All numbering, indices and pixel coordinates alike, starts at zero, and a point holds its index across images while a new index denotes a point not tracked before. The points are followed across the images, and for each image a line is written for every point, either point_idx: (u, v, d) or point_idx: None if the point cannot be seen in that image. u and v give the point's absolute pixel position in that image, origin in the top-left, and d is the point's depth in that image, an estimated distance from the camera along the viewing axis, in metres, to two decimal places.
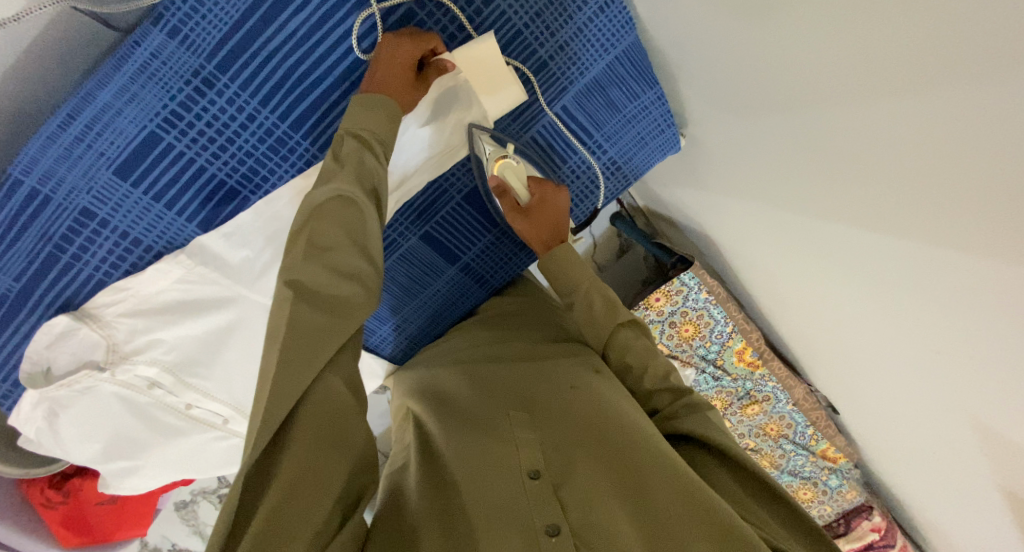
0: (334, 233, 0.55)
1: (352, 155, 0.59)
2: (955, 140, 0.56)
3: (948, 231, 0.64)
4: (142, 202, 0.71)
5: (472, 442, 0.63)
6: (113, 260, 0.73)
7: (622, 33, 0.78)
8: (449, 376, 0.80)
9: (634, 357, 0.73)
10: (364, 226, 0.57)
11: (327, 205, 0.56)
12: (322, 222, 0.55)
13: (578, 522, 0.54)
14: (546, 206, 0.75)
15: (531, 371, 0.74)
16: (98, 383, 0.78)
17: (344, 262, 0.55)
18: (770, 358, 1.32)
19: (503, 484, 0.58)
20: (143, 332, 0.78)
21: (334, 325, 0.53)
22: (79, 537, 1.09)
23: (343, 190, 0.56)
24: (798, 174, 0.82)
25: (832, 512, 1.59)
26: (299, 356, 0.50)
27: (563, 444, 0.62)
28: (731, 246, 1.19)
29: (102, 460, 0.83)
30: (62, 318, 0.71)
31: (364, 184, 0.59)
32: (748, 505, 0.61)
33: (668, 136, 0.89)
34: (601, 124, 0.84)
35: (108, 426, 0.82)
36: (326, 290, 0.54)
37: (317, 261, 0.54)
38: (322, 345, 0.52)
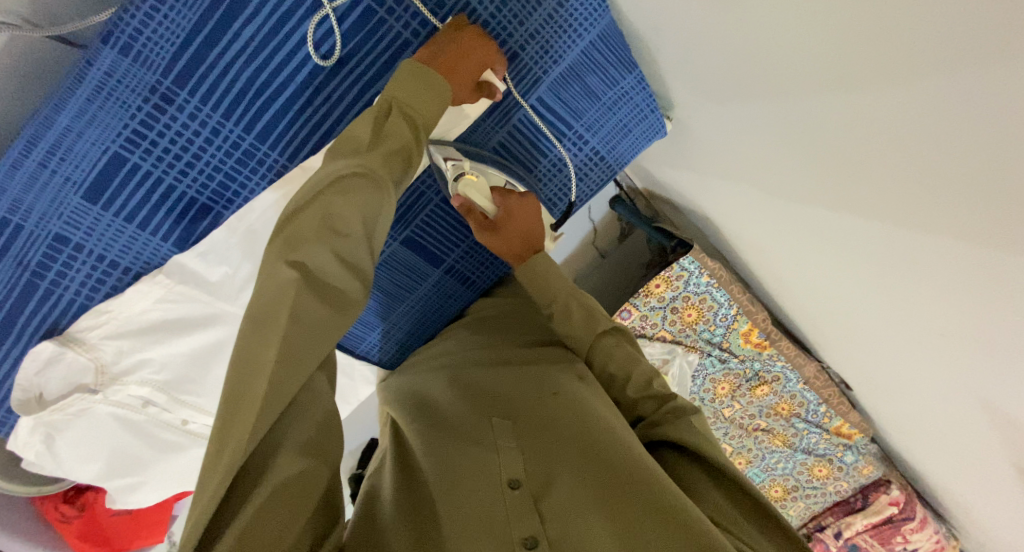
0: (350, 216, 0.53)
1: (395, 135, 0.58)
2: (953, 119, 0.52)
3: (948, 214, 0.60)
4: (114, 224, 0.70)
5: (451, 453, 0.62)
6: (92, 284, 0.73)
7: (596, 16, 0.73)
8: (433, 383, 0.79)
9: (617, 367, 0.72)
10: (381, 212, 0.55)
11: (351, 180, 0.54)
12: (341, 202, 0.53)
13: (558, 534, 0.53)
14: (514, 224, 0.73)
15: (515, 375, 0.73)
16: (92, 404, 0.78)
17: (352, 252, 0.53)
18: (777, 339, 1.28)
19: (481, 496, 0.56)
20: (130, 353, 0.78)
21: (335, 319, 0.52)
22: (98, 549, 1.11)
23: (375, 171, 0.55)
24: (792, 155, 0.77)
25: (849, 487, 1.56)
26: (301, 348, 0.48)
27: (545, 452, 0.61)
28: (731, 227, 1.15)
29: (105, 477, 0.84)
30: (47, 345, 0.72)
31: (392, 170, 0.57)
32: (728, 515, 0.59)
33: (651, 122, 0.85)
34: (580, 113, 0.80)
35: (106, 445, 0.83)
36: (328, 278, 0.52)
37: (328, 244, 0.52)
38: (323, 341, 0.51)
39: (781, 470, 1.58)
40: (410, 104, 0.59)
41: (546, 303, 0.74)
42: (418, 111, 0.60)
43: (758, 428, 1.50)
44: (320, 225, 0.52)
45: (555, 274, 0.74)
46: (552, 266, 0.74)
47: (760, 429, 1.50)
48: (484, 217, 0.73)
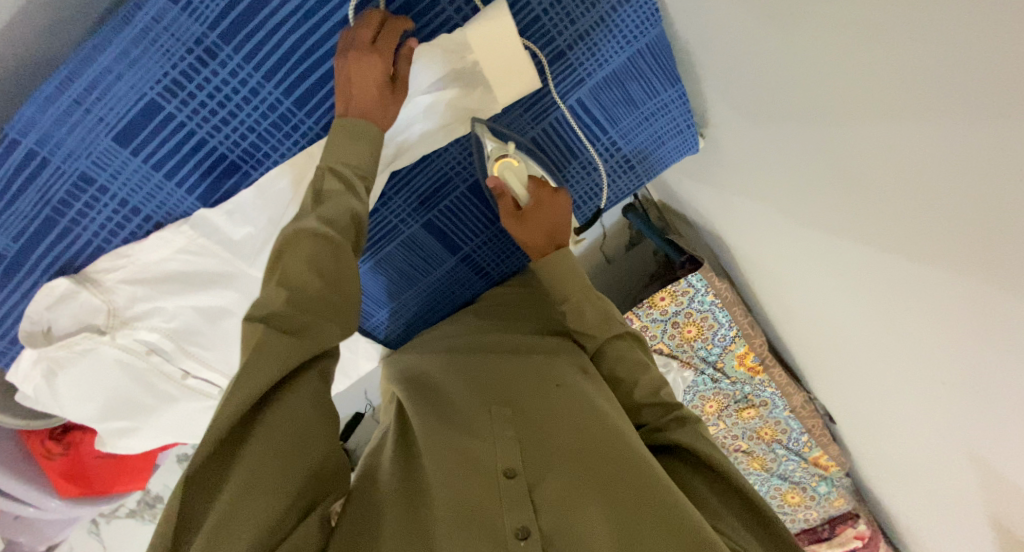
0: (306, 272, 0.53)
1: (336, 195, 0.59)
2: (988, 169, 0.54)
3: (974, 257, 0.62)
4: (141, 170, 0.70)
5: (452, 436, 0.63)
6: (112, 227, 0.73)
7: (646, 25, 0.73)
8: (438, 365, 0.80)
9: (625, 370, 0.73)
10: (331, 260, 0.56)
11: (299, 238, 0.54)
12: (294, 261, 0.53)
13: (550, 527, 0.54)
14: (541, 216, 0.72)
15: (517, 365, 0.74)
16: (98, 345, 0.80)
17: (314, 310, 0.54)
18: (771, 365, 1.31)
19: (478, 482, 0.57)
20: (143, 300, 0.79)
21: (305, 347, 0.52)
22: (76, 488, 1.11)
23: (319, 230, 0.55)
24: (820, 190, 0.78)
25: (817, 516, 1.60)
26: (268, 362, 0.49)
27: (542, 445, 0.61)
28: (742, 249, 1.17)
29: (100, 419, 0.86)
30: (62, 282, 0.72)
31: (337, 223, 0.57)
32: (722, 515, 0.61)
33: (685, 138, 0.85)
34: (616, 120, 0.80)
35: (104, 387, 0.84)
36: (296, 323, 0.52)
37: (284, 301, 0.51)
38: (297, 353, 0.51)
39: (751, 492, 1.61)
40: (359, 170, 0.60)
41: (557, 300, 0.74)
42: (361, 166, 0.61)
43: (739, 450, 1.52)
44: (277, 292, 0.52)
45: (571, 274, 0.73)
46: (570, 266, 0.73)
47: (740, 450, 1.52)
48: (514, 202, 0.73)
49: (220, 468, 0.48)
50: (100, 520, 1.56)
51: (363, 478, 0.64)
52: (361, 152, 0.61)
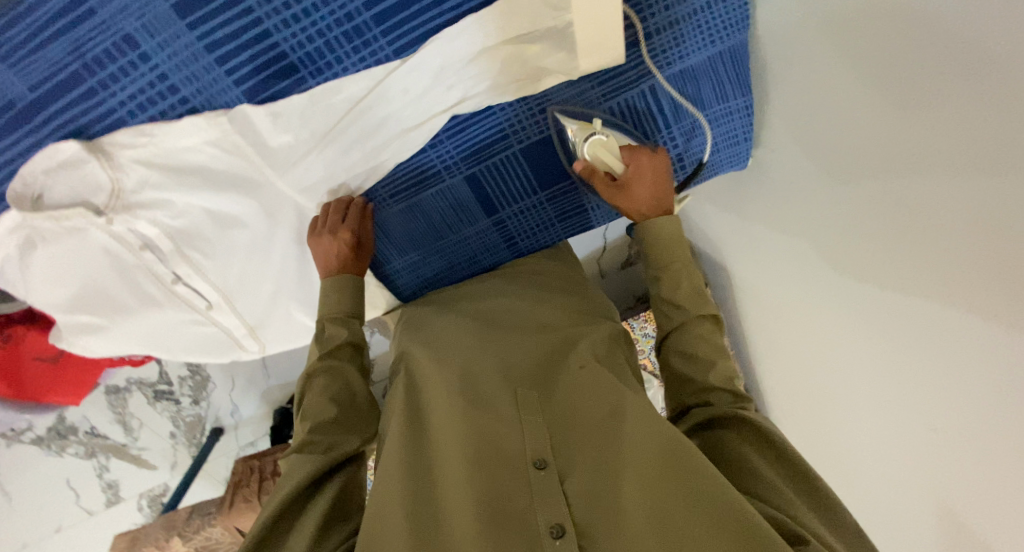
0: (325, 408, 0.73)
1: (335, 334, 0.78)
2: (986, 237, 0.55)
3: (942, 333, 0.63)
4: (192, 47, 0.64)
5: (476, 422, 0.63)
6: (142, 100, 0.66)
7: (734, 28, 0.73)
8: (455, 328, 0.77)
9: (706, 350, 0.70)
10: (349, 391, 0.77)
11: (315, 379, 0.75)
12: (314, 400, 0.73)
13: (583, 519, 0.56)
14: (643, 181, 0.73)
15: (536, 338, 0.74)
16: (89, 226, 0.72)
17: (324, 411, 0.73)
18: None
19: (508, 477, 0.59)
20: (154, 187, 0.72)
21: (328, 457, 0.69)
22: (8, 390, 0.98)
23: (334, 359, 0.77)
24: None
25: None
26: (308, 460, 0.68)
27: (566, 435, 0.63)
28: None
29: (68, 308, 0.78)
30: (72, 145, 0.66)
31: (338, 361, 0.78)
32: (774, 485, 0.59)
33: (739, 151, 0.85)
34: (681, 117, 0.80)
35: (82, 274, 0.76)
36: (326, 420, 0.72)
37: (313, 419, 0.72)
38: (311, 464, 0.67)
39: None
40: (348, 313, 0.80)
41: (658, 264, 0.74)
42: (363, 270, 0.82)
43: None
44: (312, 417, 0.72)
45: (678, 241, 0.74)
46: (679, 233, 0.74)
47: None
48: (609, 174, 0.73)
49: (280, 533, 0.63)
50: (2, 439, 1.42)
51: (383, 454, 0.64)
52: (346, 296, 0.80)
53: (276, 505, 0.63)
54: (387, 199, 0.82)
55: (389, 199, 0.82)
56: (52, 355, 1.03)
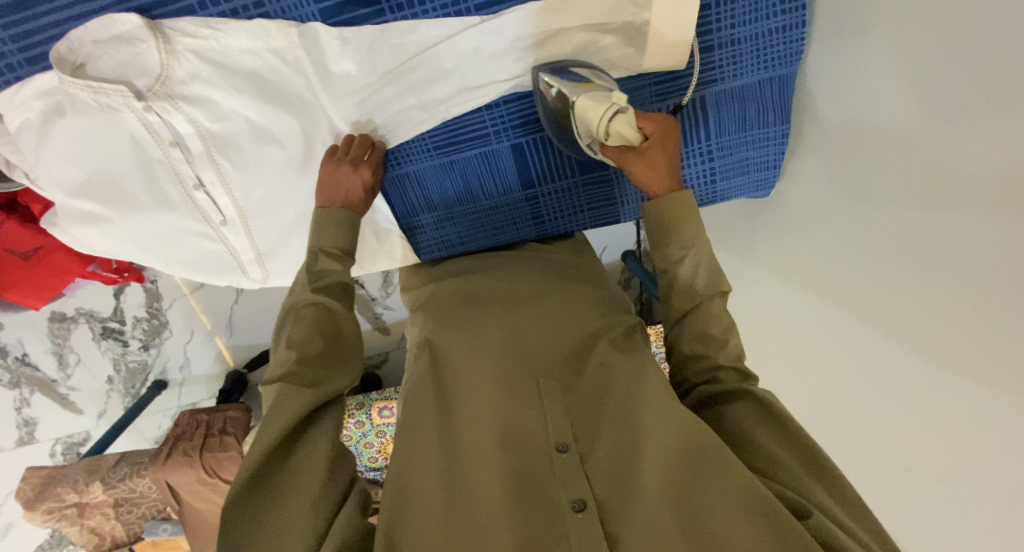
0: (309, 338, 0.61)
1: (326, 268, 0.67)
2: (975, 290, 0.60)
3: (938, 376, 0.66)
4: None
5: (496, 396, 0.62)
6: None
7: (788, 60, 0.80)
8: (477, 305, 0.75)
9: (716, 329, 0.68)
10: (336, 324, 0.64)
11: (300, 310, 0.63)
12: (296, 330, 0.61)
13: (605, 497, 0.55)
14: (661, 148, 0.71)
15: (556, 320, 0.72)
16: (123, 109, 0.70)
17: (307, 341, 0.60)
18: None
19: (529, 454, 0.58)
20: (202, 83, 0.70)
21: (316, 393, 0.57)
22: None
23: (322, 288, 0.65)
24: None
25: None
26: (290, 401, 0.56)
27: (587, 418, 0.62)
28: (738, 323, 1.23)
29: (74, 192, 0.74)
30: (134, 20, 0.64)
31: (327, 291, 0.66)
32: (783, 463, 0.59)
33: (768, 177, 0.94)
34: (723, 133, 0.86)
35: (100, 158, 0.73)
36: (312, 353, 0.60)
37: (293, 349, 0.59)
38: (294, 407, 0.55)
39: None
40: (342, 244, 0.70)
41: (682, 243, 0.70)
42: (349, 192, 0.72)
43: None
44: (289, 351, 0.59)
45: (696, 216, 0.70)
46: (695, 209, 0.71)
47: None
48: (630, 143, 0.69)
49: (264, 491, 0.53)
50: None
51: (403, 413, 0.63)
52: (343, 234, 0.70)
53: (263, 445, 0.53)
54: (428, 151, 0.81)
55: (432, 151, 0.81)
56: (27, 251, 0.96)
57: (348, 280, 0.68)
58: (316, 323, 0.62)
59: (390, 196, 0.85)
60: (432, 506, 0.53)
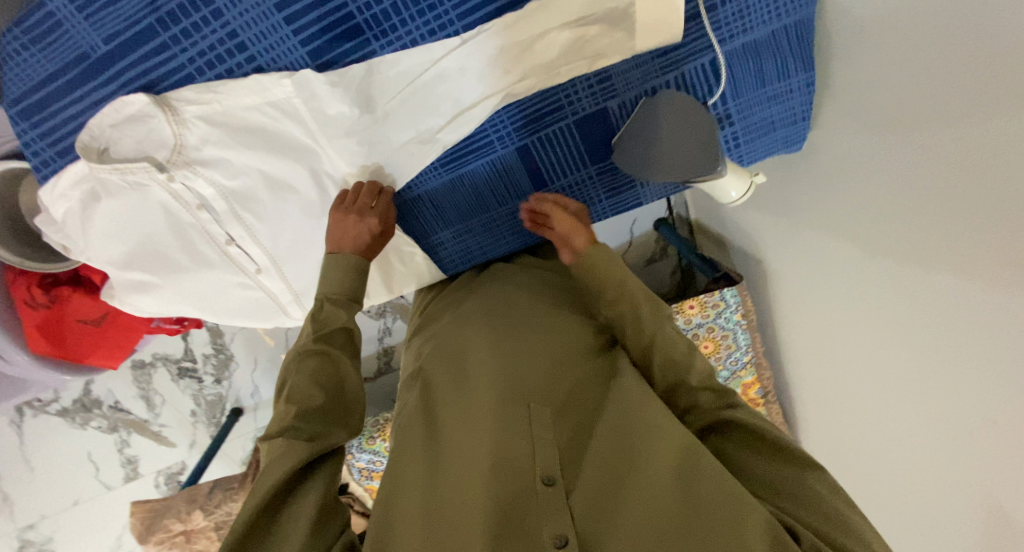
0: (314, 390, 0.65)
1: (332, 319, 0.72)
2: None
3: None
4: (262, 5, 0.66)
5: (483, 432, 0.62)
6: (210, 57, 0.68)
7: (801, 3, 0.77)
8: (474, 338, 0.76)
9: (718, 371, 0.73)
10: (337, 374, 0.69)
11: (306, 361, 0.68)
12: (302, 381, 0.65)
13: (587, 529, 0.55)
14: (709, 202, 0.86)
15: (553, 350, 0.73)
16: (150, 183, 0.74)
17: (311, 395, 0.65)
18: (772, 401, 1.33)
19: (515, 488, 0.58)
20: (214, 145, 0.73)
21: (314, 446, 0.61)
22: (49, 345, 1.01)
23: (328, 346, 0.70)
24: (903, 220, 0.81)
25: None
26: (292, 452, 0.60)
27: (576, 448, 0.62)
28: (783, 275, 1.21)
29: (123, 265, 0.80)
30: (141, 98, 0.68)
31: (331, 345, 0.71)
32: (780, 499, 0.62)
33: (797, 128, 0.91)
34: (740, 94, 0.82)
35: (139, 231, 0.78)
36: (314, 403, 0.64)
37: (298, 402, 0.63)
38: (292, 460, 0.59)
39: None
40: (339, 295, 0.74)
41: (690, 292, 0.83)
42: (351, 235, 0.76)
43: None
44: (296, 399, 0.64)
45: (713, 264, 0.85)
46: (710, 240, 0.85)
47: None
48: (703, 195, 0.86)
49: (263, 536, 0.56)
50: (27, 411, 1.46)
51: (393, 463, 0.64)
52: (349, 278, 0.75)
53: (255, 503, 0.56)
54: (437, 168, 0.81)
55: (439, 169, 0.82)
56: (94, 318, 1.06)
57: (349, 331, 0.73)
58: (319, 377, 0.67)
59: (406, 219, 0.86)
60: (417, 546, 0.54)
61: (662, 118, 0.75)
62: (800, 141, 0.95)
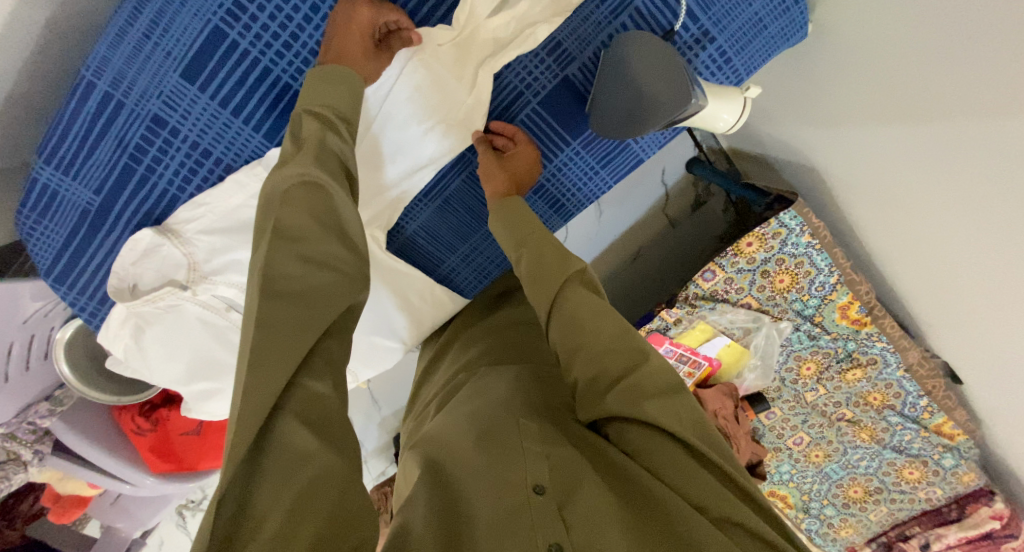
0: (305, 223, 0.53)
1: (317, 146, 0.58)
2: None
3: None
4: (209, 108, 0.69)
5: (470, 455, 0.59)
6: (185, 173, 0.73)
7: None
8: (465, 381, 0.75)
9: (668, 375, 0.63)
10: (336, 212, 0.56)
11: (294, 192, 0.55)
12: (290, 215, 0.53)
13: (583, 540, 0.51)
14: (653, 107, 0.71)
15: (534, 382, 0.71)
16: (182, 301, 0.78)
17: (320, 250, 0.53)
18: (880, 314, 1.18)
19: (507, 504, 0.53)
20: (221, 251, 0.77)
21: (311, 316, 0.49)
22: (168, 465, 1.14)
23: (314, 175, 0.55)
24: (960, 41, 0.74)
25: (943, 496, 1.33)
26: (275, 351, 0.46)
27: (566, 461, 0.58)
28: (840, 174, 1.09)
29: (186, 380, 0.84)
30: (146, 232, 0.72)
31: (323, 165, 0.57)
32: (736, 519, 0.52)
33: (792, 16, 0.78)
34: (709, 4, 0.73)
35: (190, 346, 0.82)
36: (303, 251, 0.52)
37: (290, 250, 0.51)
38: (292, 345, 0.47)
39: (810, 497, 1.48)
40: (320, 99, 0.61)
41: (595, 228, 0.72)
42: (334, 104, 0.61)
43: (842, 419, 1.34)
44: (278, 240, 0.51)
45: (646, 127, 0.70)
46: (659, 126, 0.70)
47: (801, 443, 1.39)
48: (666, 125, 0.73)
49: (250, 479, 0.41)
50: (187, 512, 1.56)
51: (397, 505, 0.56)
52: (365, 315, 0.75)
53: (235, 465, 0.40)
54: (421, 201, 0.84)
55: (423, 200, 0.83)
56: (194, 427, 1.16)
57: (349, 174, 0.60)
58: (309, 211, 0.54)
59: (412, 256, 0.87)
60: (422, 535, 0.49)
61: (628, 53, 0.69)
62: (804, 26, 0.81)
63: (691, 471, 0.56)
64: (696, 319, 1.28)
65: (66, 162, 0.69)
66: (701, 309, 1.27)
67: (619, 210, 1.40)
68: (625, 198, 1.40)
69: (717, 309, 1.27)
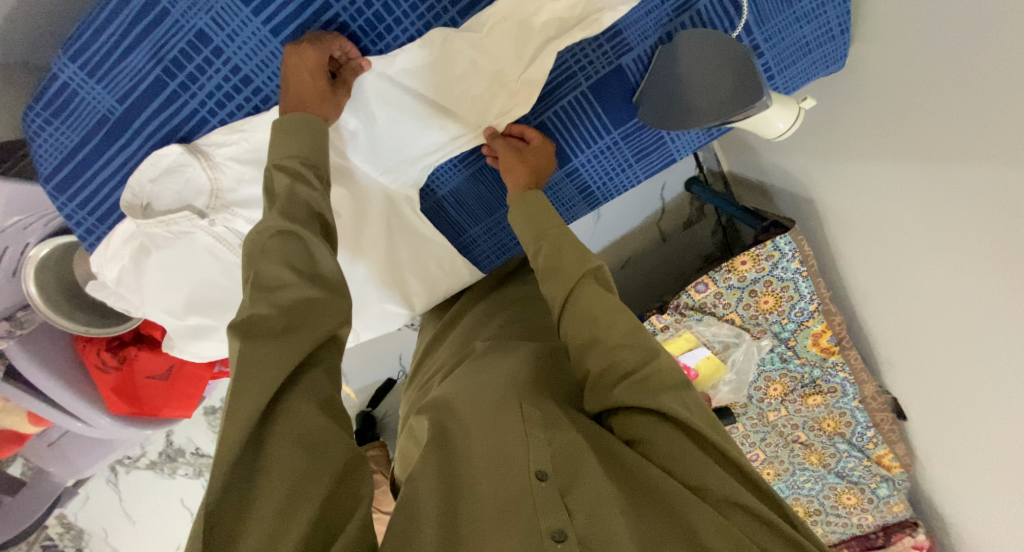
0: (281, 270, 0.52)
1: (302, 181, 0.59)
2: None
3: None
4: (259, 34, 0.67)
5: (476, 437, 0.58)
6: (219, 97, 0.70)
7: None
8: (467, 360, 0.74)
9: (673, 373, 0.63)
10: (311, 256, 0.54)
11: (269, 242, 0.53)
12: (269, 263, 0.52)
13: (586, 528, 0.51)
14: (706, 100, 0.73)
15: (539, 366, 0.71)
16: (195, 229, 0.76)
17: (300, 298, 0.51)
18: (848, 346, 1.26)
19: (510, 487, 0.53)
20: (249, 183, 0.76)
21: (289, 349, 0.47)
22: (127, 406, 1.07)
23: (296, 230, 0.54)
24: (974, 100, 0.81)
25: (872, 522, 1.43)
26: (260, 370, 0.45)
27: (569, 447, 0.58)
28: (835, 209, 1.16)
29: (181, 312, 0.81)
30: (175, 149, 0.71)
31: (299, 215, 0.56)
32: (737, 514, 0.54)
33: (834, 48, 0.82)
34: (765, 20, 0.76)
35: (191, 278, 0.79)
36: (286, 294, 0.51)
37: (265, 299, 0.50)
38: (277, 364, 0.46)
39: None
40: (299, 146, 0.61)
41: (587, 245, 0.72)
42: (305, 152, 0.61)
43: (795, 441, 1.40)
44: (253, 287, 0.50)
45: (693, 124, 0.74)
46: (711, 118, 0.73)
47: (755, 460, 1.45)
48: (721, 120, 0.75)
49: (244, 489, 0.42)
50: (121, 468, 1.46)
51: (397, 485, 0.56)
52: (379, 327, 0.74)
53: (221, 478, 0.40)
54: (455, 166, 0.83)
55: (457, 165, 0.83)
56: (161, 372, 1.11)
57: (326, 222, 0.59)
58: (291, 262, 0.53)
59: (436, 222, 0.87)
60: (430, 514, 0.49)
61: (681, 67, 0.72)
62: (841, 60, 0.86)
63: (698, 461, 0.58)
64: (683, 328, 1.33)
65: (94, 64, 0.65)
66: (689, 319, 1.32)
67: (618, 214, 1.43)
68: (624, 203, 1.44)
69: (703, 321, 1.32)
